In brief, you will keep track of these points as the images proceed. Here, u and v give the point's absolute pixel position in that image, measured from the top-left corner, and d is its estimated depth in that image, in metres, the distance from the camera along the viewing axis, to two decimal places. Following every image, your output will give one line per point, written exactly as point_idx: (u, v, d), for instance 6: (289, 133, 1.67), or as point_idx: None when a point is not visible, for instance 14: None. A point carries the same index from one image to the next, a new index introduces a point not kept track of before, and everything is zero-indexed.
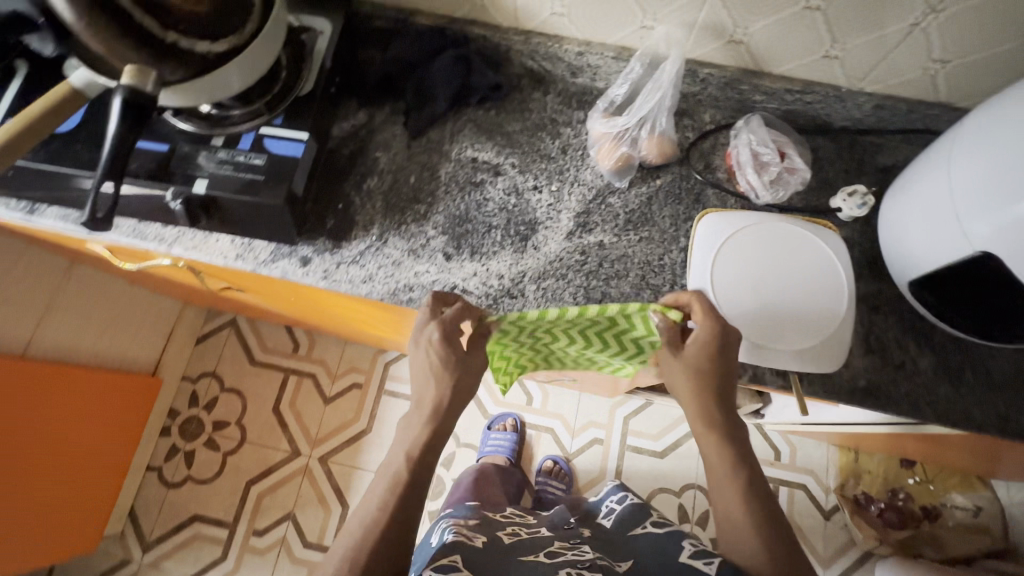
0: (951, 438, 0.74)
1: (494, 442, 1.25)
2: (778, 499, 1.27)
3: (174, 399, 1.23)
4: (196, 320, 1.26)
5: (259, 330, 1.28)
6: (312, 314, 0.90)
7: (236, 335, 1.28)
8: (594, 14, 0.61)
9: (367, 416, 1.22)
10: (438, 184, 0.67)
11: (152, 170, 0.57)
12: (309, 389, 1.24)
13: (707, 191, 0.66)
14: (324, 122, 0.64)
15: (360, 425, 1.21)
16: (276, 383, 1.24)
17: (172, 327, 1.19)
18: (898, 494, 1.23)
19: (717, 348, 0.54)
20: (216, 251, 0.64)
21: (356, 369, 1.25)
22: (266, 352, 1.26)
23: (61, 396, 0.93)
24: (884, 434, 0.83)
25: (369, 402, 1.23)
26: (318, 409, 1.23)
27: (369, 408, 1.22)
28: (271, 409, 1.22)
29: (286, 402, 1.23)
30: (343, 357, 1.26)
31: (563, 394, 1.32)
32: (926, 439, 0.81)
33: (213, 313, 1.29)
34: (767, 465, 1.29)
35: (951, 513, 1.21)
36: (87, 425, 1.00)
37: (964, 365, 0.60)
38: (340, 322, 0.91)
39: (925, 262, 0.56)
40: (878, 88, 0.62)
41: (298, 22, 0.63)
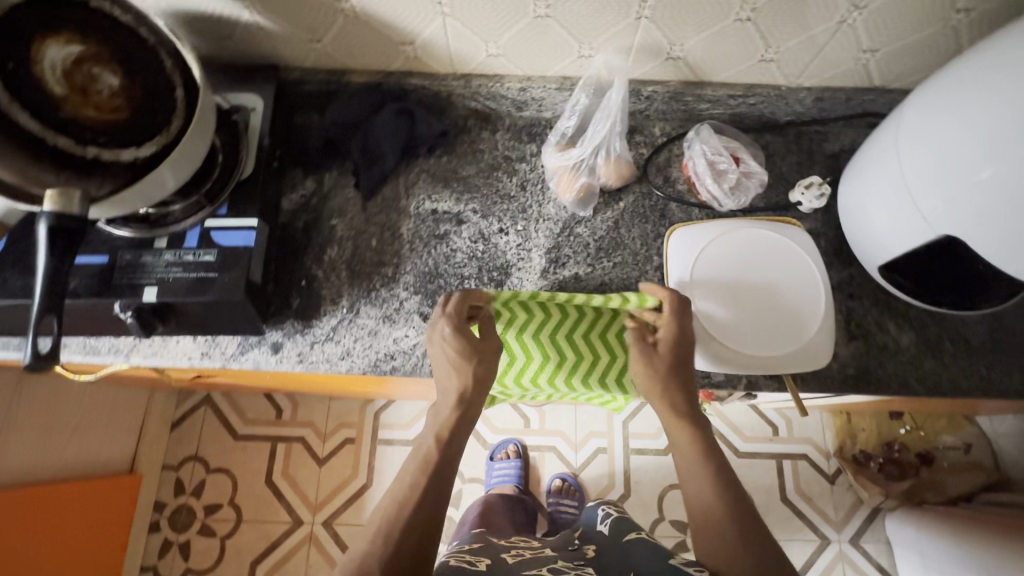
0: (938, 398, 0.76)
1: (499, 473, 1.23)
2: (783, 474, 1.30)
3: (158, 492, 1.17)
4: (167, 405, 1.20)
5: (237, 403, 1.22)
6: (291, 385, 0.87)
7: (212, 412, 1.21)
8: (531, 51, 0.60)
9: (366, 471, 1.18)
10: (401, 242, 0.65)
11: (94, 285, 0.53)
12: (300, 455, 1.19)
13: (671, 205, 0.66)
14: (272, 200, 0.61)
15: (360, 481, 1.17)
16: (264, 455, 1.19)
17: (143, 419, 1.13)
18: (893, 447, 1.27)
19: (682, 356, 0.56)
20: (179, 353, 0.61)
21: (345, 425, 1.21)
22: (248, 425, 1.21)
23: (33, 522, 0.86)
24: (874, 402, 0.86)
25: (365, 457, 1.19)
26: (313, 473, 1.18)
27: (367, 463, 1.18)
28: (264, 483, 1.17)
29: (279, 472, 1.18)
30: (329, 416, 1.22)
31: (559, 411, 1.31)
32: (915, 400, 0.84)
33: (184, 394, 1.22)
34: (768, 442, 1.31)
35: (945, 455, 1.26)
36: (67, 545, 0.93)
37: (942, 334, 0.62)
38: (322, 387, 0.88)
39: (892, 247, 0.57)
40: (816, 81, 0.63)
41: (225, 102, 0.60)
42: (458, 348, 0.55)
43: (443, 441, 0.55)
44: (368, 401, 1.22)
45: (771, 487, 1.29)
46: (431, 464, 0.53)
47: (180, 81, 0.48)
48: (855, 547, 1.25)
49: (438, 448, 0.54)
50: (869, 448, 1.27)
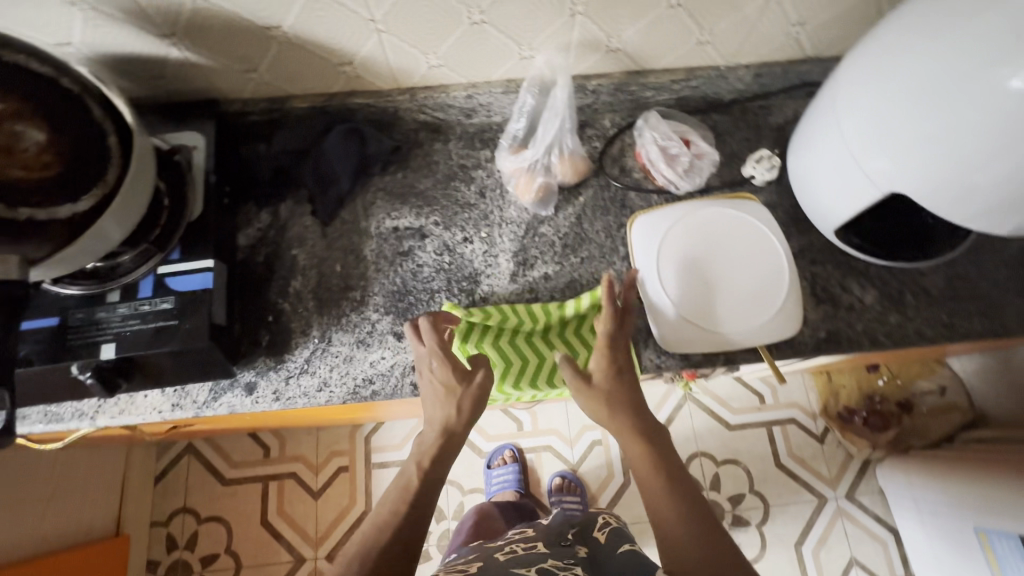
0: None
1: (498, 480, 1.23)
2: (774, 440, 1.33)
3: (149, 551, 1.12)
4: (148, 459, 1.15)
5: (221, 448, 1.18)
6: (273, 422, 0.84)
7: (196, 461, 1.18)
8: (472, 58, 0.60)
9: (363, 498, 1.16)
10: (366, 264, 0.64)
11: (47, 350, 0.51)
12: (294, 491, 1.16)
13: (630, 194, 0.67)
14: (227, 237, 0.60)
15: (358, 509, 1.15)
16: (256, 497, 1.16)
17: (123, 478, 1.08)
18: (874, 399, 1.31)
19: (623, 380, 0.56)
20: (148, 407, 0.58)
21: (336, 454, 1.19)
22: (236, 468, 1.17)
23: None
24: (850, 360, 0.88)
25: (360, 484, 1.16)
26: (310, 508, 1.15)
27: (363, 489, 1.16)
28: (260, 525, 1.14)
29: (274, 512, 1.15)
30: (319, 447, 1.19)
31: (550, 409, 1.31)
32: None
33: (165, 446, 1.18)
34: (756, 412, 1.34)
35: (922, 400, 1.30)
36: None
37: (903, 288, 0.64)
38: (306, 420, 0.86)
39: (844, 210, 0.59)
40: (753, 58, 0.65)
41: (165, 142, 0.58)
42: (446, 377, 0.55)
43: (422, 469, 0.52)
44: (357, 427, 1.20)
45: (765, 455, 1.32)
46: (412, 488, 0.51)
47: (112, 128, 0.47)
48: (850, 501, 1.29)
49: (420, 473, 0.52)
50: (852, 404, 1.31)
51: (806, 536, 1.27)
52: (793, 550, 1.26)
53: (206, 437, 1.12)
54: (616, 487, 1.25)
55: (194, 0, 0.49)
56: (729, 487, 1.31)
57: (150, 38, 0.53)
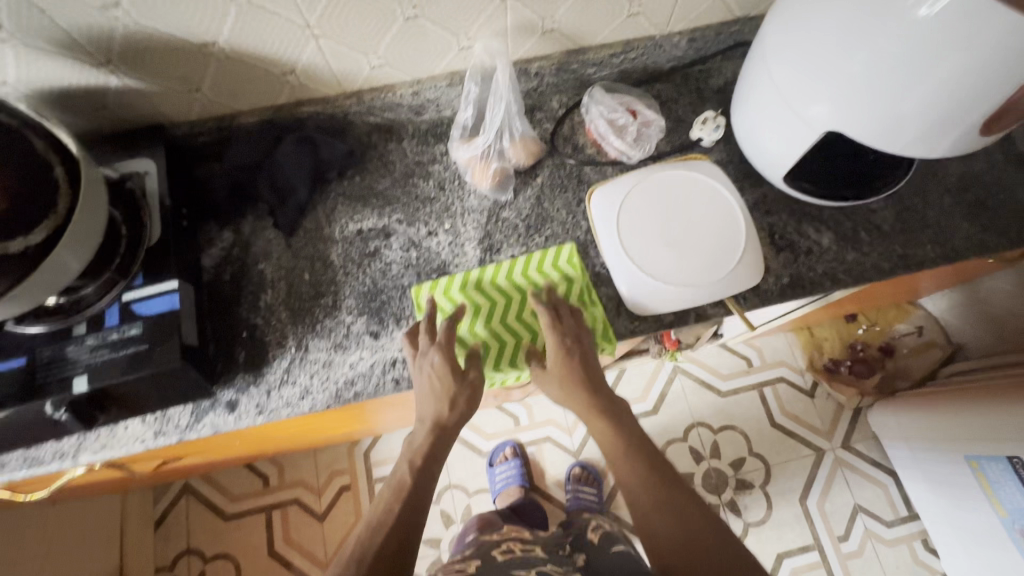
0: (874, 289, 0.81)
1: (502, 476, 1.23)
2: (766, 400, 1.36)
3: None
4: (145, 505, 1.13)
5: (218, 482, 1.17)
6: (265, 445, 0.84)
7: (195, 500, 1.16)
8: (412, 54, 0.61)
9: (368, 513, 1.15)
10: (334, 269, 0.64)
11: (17, 391, 0.50)
12: (298, 516, 1.15)
13: (585, 169, 0.68)
14: (190, 259, 0.59)
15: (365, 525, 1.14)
16: (260, 527, 1.14)
17: (121, 526, 1.06)
18: (857, 346, 1.32)
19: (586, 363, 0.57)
20: (131, 438, 0.58)
21: (336, 473, 1.18)
22: (236, 501, 1.16)
23: None
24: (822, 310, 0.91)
25: (364, 499, 1.16)
26: (316, 530, 1.14)
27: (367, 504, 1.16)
28: (267, 555, 1.12)
29: (280, 539, 1.13)
30: (317, 468, 1.18)
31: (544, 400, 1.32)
32: (857, 298, 0.89)
33: (161, 489, 1.16)
34: (745, 375, 1.37)
35: (902, 342, 1.31)
36: None
37: (857, 226, 0.66)
38: (297, 439, 0.85)
39: (788, 157, 0.61)
40: (685, 25, 0.67)
41: (115, 171, 0.58)
42: (445, 374, 0.55)
43: (416, 468, 0.55)
44: (353, 443, 1.19)
45: (759, 417, 1.34)
46: (405, 490, 0.53)
47: (57, 159, 0.47)
48: (847, 450, 1.32)
49: (414, 473, 0.54)
50: (836, 355, 1.32)
51: (810, 490, 1.29)
52: (798, 506, 1.28)
53: (201, 473, 1.10)
54: None
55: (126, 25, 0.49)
56: (730, 453, 1.32)
57: (87, 67, 0.53)
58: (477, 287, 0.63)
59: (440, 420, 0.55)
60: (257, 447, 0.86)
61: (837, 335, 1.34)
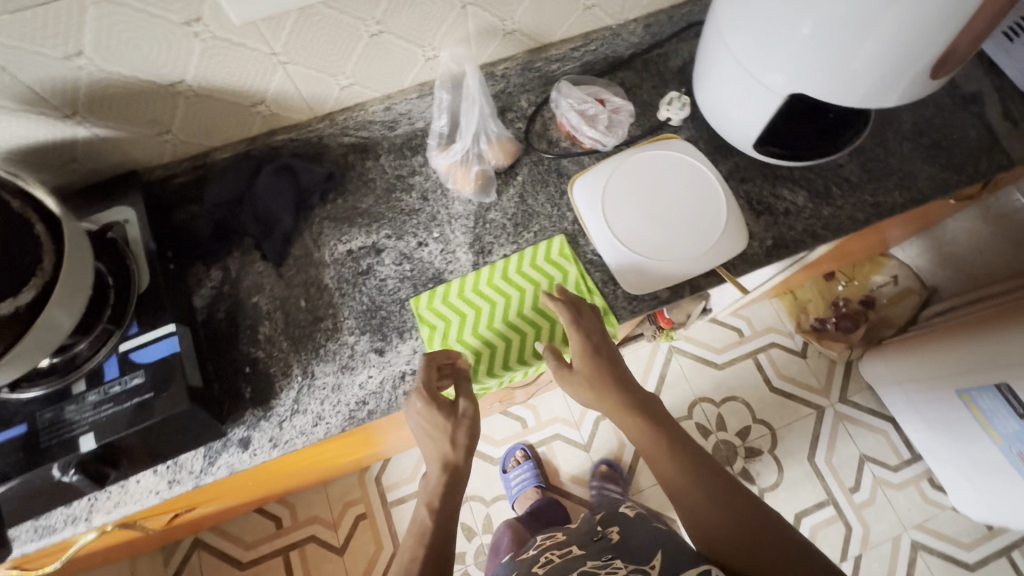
0: (851, 244, 0.85)
1: (517, 481, 1.23)
2: (762, 367, 1.40)
3: None
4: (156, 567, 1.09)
5: (230, 532, 1.13)
6: (277, 483, 0.82)
7: (208, 554, 1.12)
8: (380, 70, 0.61)
9: (389, 538, 1.13)
10: (329, 292, 0.64)
11: (22, 460, 0.49)
12: (317, 552, 1.13)
13: (563, 162, 0.69)
14: (183, 302, 0.58)
15: (388, 551, 1.12)
16: (280, 570, 1.11)
17: None
18: (839, 303, 1.36)
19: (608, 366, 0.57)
20: (144, 492, 0.56)
21: (351, 503, 1.16)
22: (252, 548, 1.13)
23: None
24: (803, 271, 0.94)
25: (383, 524, 1.14)
26: (338, 564, 1.12)
27: (387, 529, 1.14)
28: None
29: None
30: (331, 501, 1.16)
31: (548, 398, 1.33)
32: (835, 255, 0.93)
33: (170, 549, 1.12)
34: (739, 345, 1.41)
35: (880, 292, 1.36)
36: None
37: (828, 183, 0.69)
38: (309, 471, 0.84)
39: (757, 124, 0.64)
40: (638, 12, 0.69)
41: (95, 223, 0.57)
42: (432, 419, 0.54)
43: (435, 509, 0.53)
44: (364, 470, 1.18)
45: (757, 386, 1.38)
46: (426, 535, 0.51)
47: (36, 217, 0.46)
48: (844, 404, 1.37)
49: (432, 517, 0.52)
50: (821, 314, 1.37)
51: (816, 447, 1.33)
52: (808, 464, 1.32)
53: (211, 525, 1.07)
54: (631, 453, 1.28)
55: (92, 74, 0.49)
56: (734, 424, 1.36)
57: (52, 121, 0.52)
58: (474, 289, 0.63)
59: (447, 459, 0.54)
60: (269, 486, 0.84)
61: (819, 294, 1.38)
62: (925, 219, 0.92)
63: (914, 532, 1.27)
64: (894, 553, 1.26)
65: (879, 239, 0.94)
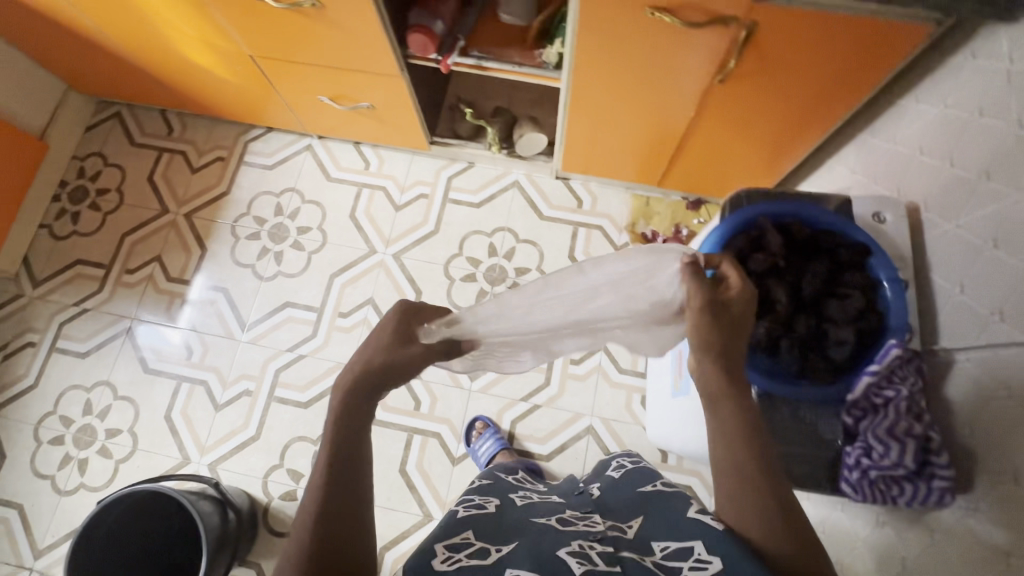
0: (598, 21, 0.93)
1: (483, 450, 1.32)
2: (579, 239, 1.53)
3: (64, 171, 1.62)
4: (86, 110, 1.66)
5: (139, 118, 1.67)
6: (126, 21, 1.22)
7: (120, 122, 1.67)
8: None
9: (227, 181, 1.61)
10: None
11: None
12: (180, 162, 1.63)
13: None
14: None
15: (221, 188, 1.61)
16: (151, 158, 1.64)
17: (56, 107, 1.58)
18: (681, 230, 1.51)
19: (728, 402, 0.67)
20: None
21: (220, 147, 1.64)
22: (144, 135, 1.66)
23: None
24: (591, 61, 1.04)
25: (229, 171, 1.62)
26: (186, 175, 1.62)
27: (228, 174, 1.62)
28: (147, 177, 1.62)
29: (161, 172, 1.63)
30: (209, 138, 1.65)
31: (396, 160, 1.61)
32: (613, 54, 1.01)
33: (101, 108, 1.68)
34: (572, 212, 1.55)
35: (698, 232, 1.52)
36: None
37: None
38: (144, 22, 1.21)
39: None
40: None
41: None
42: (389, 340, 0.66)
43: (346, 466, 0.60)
44: (244, 132, 1.66)
45: (560, 246, 1.52)
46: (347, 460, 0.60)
47: None
48: None
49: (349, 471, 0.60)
50: (659, 229, 1.53)
51: None
52: None
53: (129, 97, 1.60)
54: (424, 229, 1.54)
55: None
56: (520, 260, 1.51)
57: None
58: None
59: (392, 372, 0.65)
60: (125, 27, 1.24)
61: (672, 214, 1.54)
62: (686, 69, 1.00)
63: (595, 419, 1.38)
64: (567, 421, 1.38)
65: (653, 71, 1.03)
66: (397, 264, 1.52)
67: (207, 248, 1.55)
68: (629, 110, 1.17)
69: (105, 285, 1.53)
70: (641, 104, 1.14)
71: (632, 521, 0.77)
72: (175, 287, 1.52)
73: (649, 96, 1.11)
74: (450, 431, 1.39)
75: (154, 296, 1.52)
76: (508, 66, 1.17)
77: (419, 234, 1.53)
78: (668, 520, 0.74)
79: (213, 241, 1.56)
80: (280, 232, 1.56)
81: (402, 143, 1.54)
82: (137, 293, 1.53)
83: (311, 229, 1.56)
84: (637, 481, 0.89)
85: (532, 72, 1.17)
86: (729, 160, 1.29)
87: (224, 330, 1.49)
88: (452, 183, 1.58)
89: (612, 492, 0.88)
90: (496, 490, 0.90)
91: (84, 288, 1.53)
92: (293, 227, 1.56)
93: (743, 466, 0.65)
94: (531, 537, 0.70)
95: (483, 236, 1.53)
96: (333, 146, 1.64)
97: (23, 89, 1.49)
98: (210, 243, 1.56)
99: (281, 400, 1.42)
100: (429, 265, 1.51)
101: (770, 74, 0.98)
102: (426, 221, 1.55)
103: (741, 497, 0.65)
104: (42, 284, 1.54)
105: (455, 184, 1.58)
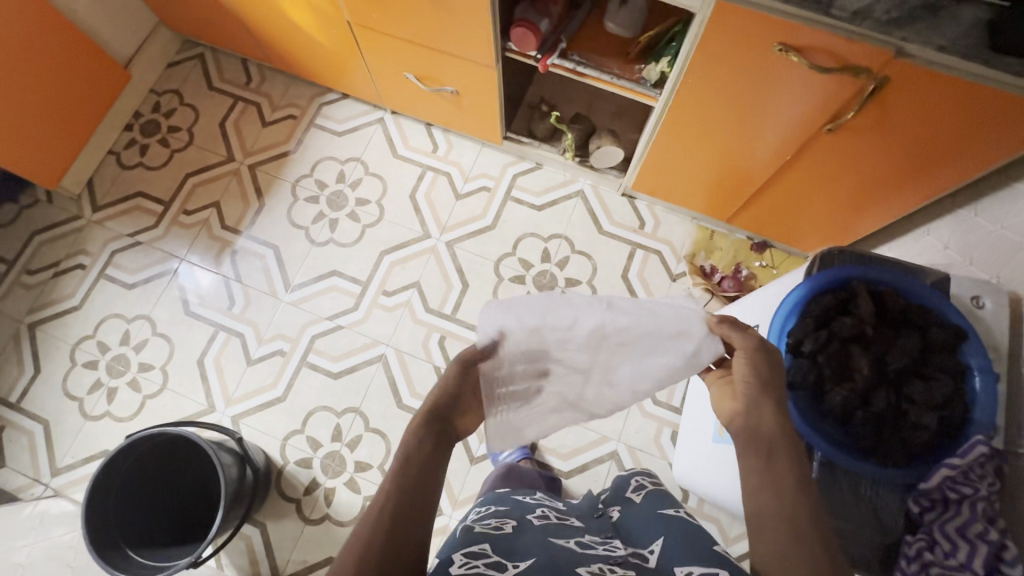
0: (718, 48, 0.90)
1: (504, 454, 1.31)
2: (635, 260, 1.50)
3: (140, 103, 1.64)
4: (171, 47, 1.67)
5: (220, 63, 1.68)
6: None
7: (201, 64, 1.68)
8: None
9: (295, 140, 1.61)
10: None
11: None
12: (252, 113, 1.64)
13: None
14: None
15: (287, 146, 1.61)
16: (225, 104, 1.65)
17: (144, 40, 1.60)
18: (741, 270, 1.47)
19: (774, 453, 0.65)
20: None
21: (293, 106, 1.65)
22: (222, 81, 1.67)
23: (59, 34, 1.35)
24: (697, 87, 1.01)
25: (298, 131, 1.62)
26: (256, 127, 1.63)
27: (297, 134, 1.62)
28: (218, 122, 1.63)
29: (232, 119, 1.63)
30: (284, 95, 1.66)
31: (464, 149, 1.60)
32: (723, 84, 0.97)
33: (185, 47, 1.69)
34: (632, 232, 1.52)
35: (758, 275, 1.47)
36: (60, 68, 1.38)
37: None
38: None
39: None
40: None
41: None
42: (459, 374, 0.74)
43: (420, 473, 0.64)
44: (319, 95, 1.66)
45: (614, 264, 1.49)
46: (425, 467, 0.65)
47: None
48: None
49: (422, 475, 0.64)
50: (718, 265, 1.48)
51: None
52: None
53: (215, 41, 1.60)
54: (481, 222, 1.53)
55: None
56: (571, 271, 1.48)
57: None
58: None
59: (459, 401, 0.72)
60: None
61: (735, 252, 1.50)
62: (795, 113, 0.96)
63: (621, 445, 1.35)
64: (593, 442, 1.35)
65: (759, 107, 0.99)
66: (448, 253, 1.50)
67: (264, 203, 1.56)
68: (720, 143, 1.14)
69: (161, 222, 1.55)
70: (735, 139, 1.11)
71: (653, 545, 0.74)
72: (227, 235, 1.53)
73: (746, 132, 1.07)
74: (474, 430, 1.37)
75: (206, 241, 1.53)
76: (605, 77, 1.14)
77: (475, 227, 1.52)
78: (693, 546, 0.69)
79: (272, 197, 1.57)
80: (338, 200, 1.55)
81: (475, 133, 1.52)
82: (191, 235, 1.54)
83: (369, 202, 1.55)
84: (659, 500, 0.87)
85: (628, 86, 1.13)
86: (811, 211, 1.25)
87: (269, 287, 1.49)
88: (517, 181, 1.56)
89: (634, 510, 0.85)
90: (512, 510, 0.81)
91: (140, 220, 1.55)
92: (352, 197, 1.56)
93: (799, 519, 0.60)
94: (546, 553, 0.65)
95: (538, 240, 1.51)
96: (404, 123, 1.63)
97: (116, 18, 1.50)
98: (268, 198, 1.56)
99: (313, 366, 1.42)
100: (480, 260, 1.49)
101: (883, 135, 0.93)
102: (484, 215, 1.53)
103: (788, 552, 0.59)
104: (100, 209, 1.56)
105: (519, 183, 1.55)
